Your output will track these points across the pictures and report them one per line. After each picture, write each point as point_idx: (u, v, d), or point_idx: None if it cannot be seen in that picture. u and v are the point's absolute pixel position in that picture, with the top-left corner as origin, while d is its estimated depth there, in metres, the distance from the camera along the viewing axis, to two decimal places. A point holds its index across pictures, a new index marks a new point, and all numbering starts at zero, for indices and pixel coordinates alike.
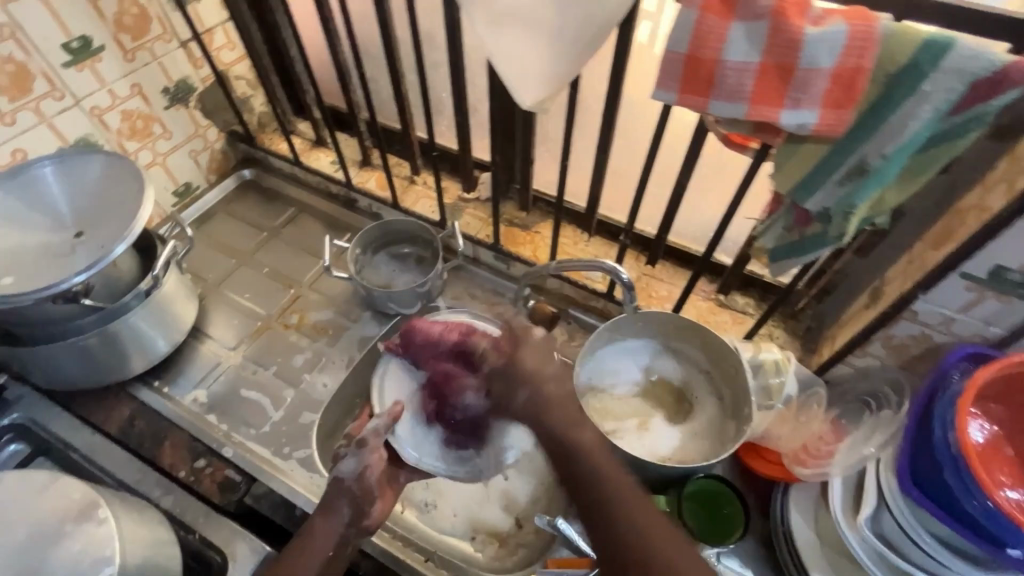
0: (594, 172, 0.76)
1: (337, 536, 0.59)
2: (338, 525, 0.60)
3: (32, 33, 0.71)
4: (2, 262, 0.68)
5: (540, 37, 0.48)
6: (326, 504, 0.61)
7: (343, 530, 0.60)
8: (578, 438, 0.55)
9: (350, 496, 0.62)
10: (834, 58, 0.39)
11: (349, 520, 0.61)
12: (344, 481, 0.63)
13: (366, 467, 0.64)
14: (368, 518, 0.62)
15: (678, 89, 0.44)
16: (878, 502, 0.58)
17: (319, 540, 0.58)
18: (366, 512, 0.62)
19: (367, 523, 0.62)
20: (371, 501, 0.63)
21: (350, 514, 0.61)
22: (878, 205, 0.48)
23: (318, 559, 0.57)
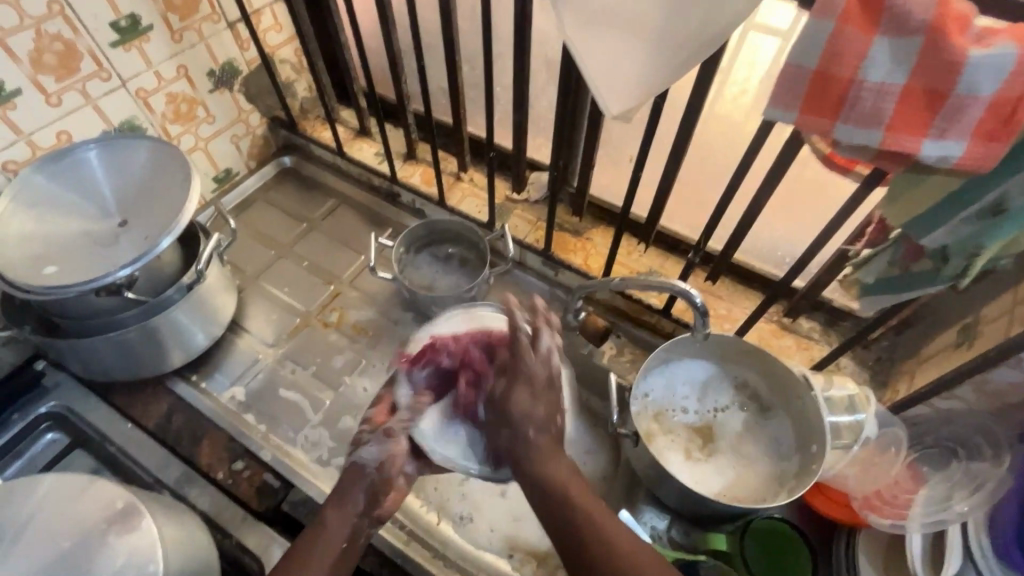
0: (662, 182, 0.71)
1: (349, 528, 0.57)
2: (353, 516, 0.58)
3: (80, 10, 0.68)
4: (45, 250, 0.66)
5: (638, 41, 0.44)
6: (340, 495, 0.59)
7: (356, 520, 0.58)
8: (551, 477, 0.54)
9: (365, 486, 0.60)
10: (995, 85, 0.34)
11: (362, 510, 0.59)
12: (362, 467, 0.60)
13: (387, 458, 0.61)
14: (379, 510, 0.61)
15: (798, 109, 0.39)
16: (964, 558, 0.53)
17: (332, 532, 0.56)
18: (378, 501, 0.60)
19: (377, 514, 0.61)
20: (386, 495, 0.61)
21: (364, 502, 0.59)
22: (1009, 247, 0.43)
23: (328, 551, 0.55)
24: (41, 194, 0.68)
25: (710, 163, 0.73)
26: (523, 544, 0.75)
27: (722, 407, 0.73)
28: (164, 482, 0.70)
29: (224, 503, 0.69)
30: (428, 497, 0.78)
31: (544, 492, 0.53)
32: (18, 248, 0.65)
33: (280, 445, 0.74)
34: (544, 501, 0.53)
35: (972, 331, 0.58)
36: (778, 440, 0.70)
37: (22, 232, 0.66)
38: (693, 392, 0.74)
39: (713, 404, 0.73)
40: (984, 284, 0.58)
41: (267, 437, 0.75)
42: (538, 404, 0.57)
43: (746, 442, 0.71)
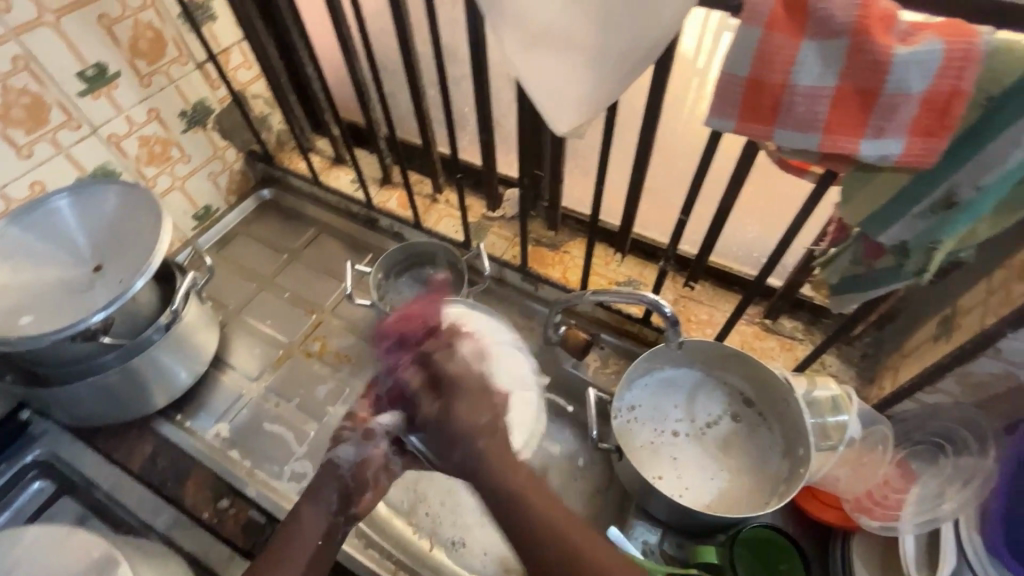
0: (630, 192, 0.71)
1: (324, 526, 0.57)
2: (325, 517, 0.57)
3: (46, 63, 0.69)
4: (21, 300, 0.66)
5: (578, 59, 0.44)
6: (314, 491, 0.58)
7: (330, 519, 0.57)
8: (513, 496, 0.51)
9: (340, 484, 0.58)
10: (925, 82, 0.34)
11: (337, 508, 0.58)
12: (337, 466, 0.59)
13: (363, 460, 0.59)
14: (355, 508, 0.58)
15: (736, 116, 0.39)
16: (957, 557, 0.52)
17: (308, 531, 0.56)
18: (352, 501, 0.58)
19: (354, 512, 0.58)
20: (361, 494, 0.59)
21: (337, 501, 0.58)
22: (966, 238, 0.43)
23: (306, 547, 0.56)
24: (16, 246, 0.69)
25: (677, 169, 0.73)
26: (518, 566, 0.73)
27: (715, 417, 0.71)
28: (150, 526, 0.70)
29: (209, 544, 0.68)
30: (419, 524, 0.76)
31: (519, 525, 0.50)
32: None
33: (266, 481, 0.74)
34: (510, 527, 0.50)
35: (951, 322, 0.57)
36: (763, 445, 0.69)
37: None
38: (682, 405, 0.72)
39: (704, 416, 0.71)
40: (957, 275, 0.58)
41: (252, 473, 0.75)
42: (482, 413, 0.55)
43: (741, 452, 0.69)
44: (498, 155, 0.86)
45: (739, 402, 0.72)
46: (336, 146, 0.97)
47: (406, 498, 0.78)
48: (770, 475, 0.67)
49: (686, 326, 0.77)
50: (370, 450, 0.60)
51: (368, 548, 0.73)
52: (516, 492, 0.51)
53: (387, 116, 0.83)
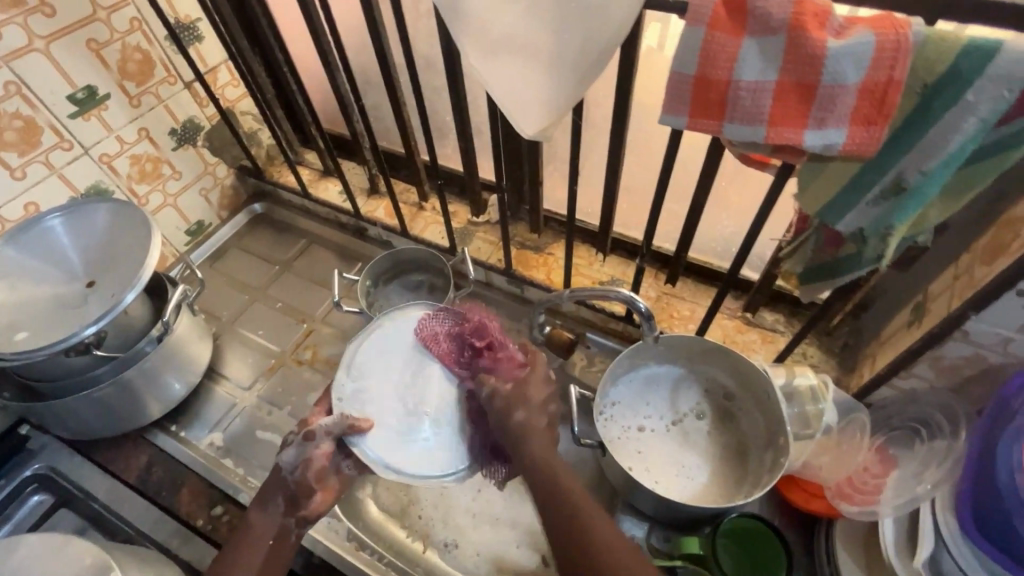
0: (606, 192, 0.72)
1: (275, 526, 0.60)
2: (275, 517, 0.60)
3: (37, 87, 0.71)
4: (16, 317, 0.68)
5: (538, 65, 0.46)
6: (263, 496, 0.61)
7: (281, 520, 0.60)
8: (556, 484, 0.55)
9: (284, 489, 0.61)
10: (860, 73, 0.35)
11: (285, 509, 0.61)
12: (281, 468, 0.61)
13: (304, 460, 0.60)
14: (305, 510, 0.61)
15: (687, 113, 0.41)
16: (936, 543, 0.53)
17: (259, 531, 0.59)
18: (301, 503, 0.61)
19: (304, 514, 0.61)
20: (308, 496, 0.60)
21: (284, 503, 0.61)
22: (917, 223, 0.44)
23: (260, 543, 0.59)
24: (11, 265, 0.71)
25: (653, 169, 0.75)
26: (509, 565, 0.73)
27: (685, 413, 0.72)
28: (147, 534, 0.71)
29: (204, 550, 0.70)
30: (411, 526, 0.77)
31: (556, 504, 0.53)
32: None
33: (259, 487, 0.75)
34: (546, 507, 0.54)
35: (922, 308, 0.58)
36: (745, 436, 0.70)
37: None
38: (658, 400, 0.73)
39: (678, 411, 0.73)
40: (925, 261, 0.59)
41: (246, 480, 0.76)
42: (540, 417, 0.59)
43: (713, 446, 0.70)
44: (480, 161, 0.88)
45: (721, 395, 0.73)
46: (324, 159, 1.00)
47: (398, 501, 0.79)
48: (753, 466, 0.67)
49: (669, 322, 0.78)
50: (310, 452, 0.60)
51: (360, 550, 0.73)
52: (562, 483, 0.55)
53: (370, 127, 0.85)
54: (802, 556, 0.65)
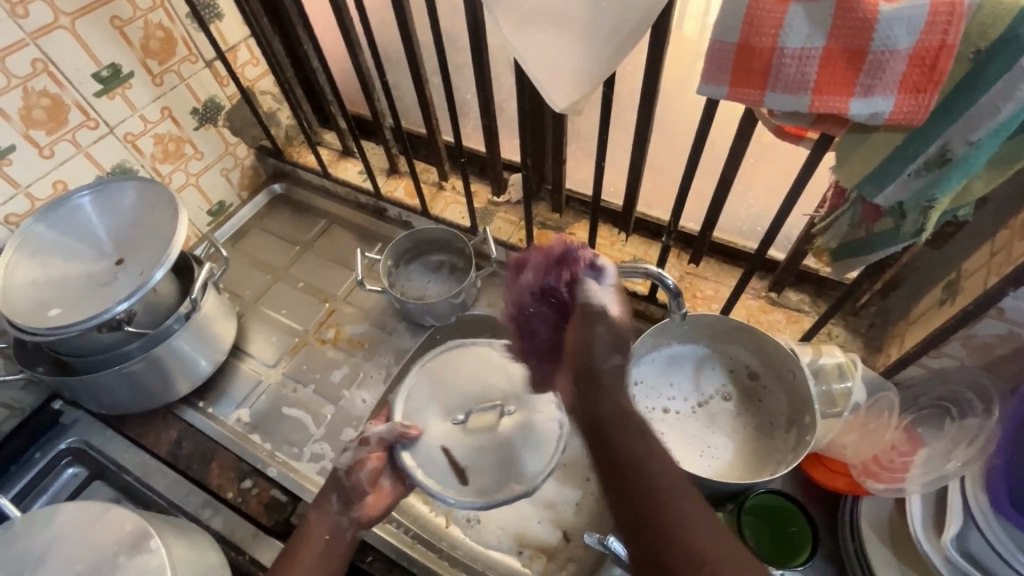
0: (631, 170, 0.72)
1: (331, 523, 0.61)
2: (331, 518, 0.62)
3: (63, 65, 0.72)
4: (49, 294, 0.70)
5: (573, 37, 0.45)
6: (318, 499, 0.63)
7: (335, 519, 0.62)
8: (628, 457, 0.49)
9: (337, 488, 0.64)
10: (912, 38, 0.34)
11: (339, 510, 0.62)
12: (335, 476, 0.64)
13: (357, 463, 0.65)
14: (357, 511, 0.63)
15: (728, 82, 0.40)
16: (965, 520, 0.53)
17: (314, 531, 0.60)
18: (354, 504, 0.63)
19: (357, 514, 0.63)
20: (361, 497, 0.64)
21: (339, 503, 0.63)
22: (961, 195, 0.43)
23: (314, 544, 0.60)
24: (43, 242, 0.72)
25: (678, 146, 0.74)
26: (532, 540, 0.74)
27: (710, 395, 0.72)
28: (179, 505, 0.73)
29: (235, 522, 0.71)
30: (435, 502, 0.78)
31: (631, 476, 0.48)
32: (25, 294, 0.69)
33: (286, 461, 0.77)
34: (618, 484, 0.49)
35: (956, 286, 0.57)
36: (769, 415, 0.70)
37: (29, 278, 0.70)
38: (687, 379, 0.73)
39: (702, 392, 0.72)
40: (960, 238, 0.58)
41: (273, 455, 0.78)
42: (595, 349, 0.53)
43: (739, 428, 0.70)
44: (502, 140, 0.87)
45: (744, 373, 0.73)
46: (344, 139, 0.99)
47: None
48: (776, 443, 0.68)
49: (692, 301, 0.78)
50: (365, 455, 0.66)
51: (386, 523, 0.75)
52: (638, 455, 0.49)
53: (391, 105, 0.85)
54: (825, 534, 0.65)
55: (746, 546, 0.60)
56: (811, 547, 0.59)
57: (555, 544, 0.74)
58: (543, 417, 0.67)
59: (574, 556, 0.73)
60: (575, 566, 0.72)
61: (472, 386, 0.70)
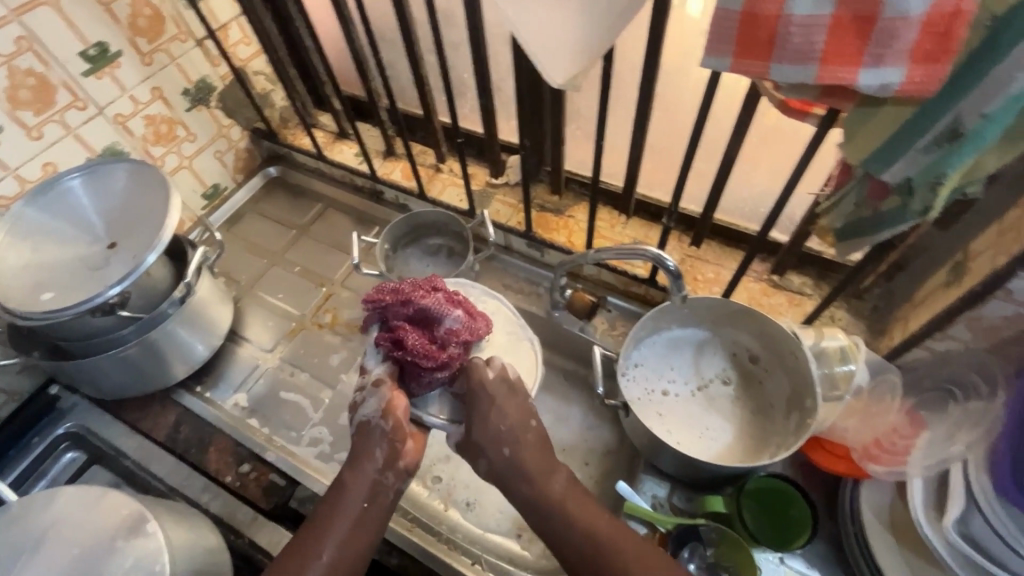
0: (631, 150, 0.70)
1: (368, 488, 0.57)
2: (370, 475, 0.58)
3: (49, 44, 0.70)
4: (40, 278, 0.69)
5: (569, 9, 0.43)
6: (355, 455, 0.59)
7: (377, 476, 0.58)
8: (556, 503, 0.55)
9: (381, 437, 0.59)
10: (925, 3, 0.33)
11: (383, 464, 0.58)
12: (371, 424, 0.59)
13: (387, 406, 0.59)
14: (403, 461, 0.59)
15: (732, 53, 0.38)
16: (967, 502, 0.52)
17: (353, 493, 0.57)
18: (399, 454, 0.59)
19: (403, 466, 0.59)
20: (404, 442, 0.59)
21: (384, 455, 0.58)
22: (973, 171, 0.42)
23: (352, 508, 0.56)
24: (34, 226, 0.71)
25: (679, 126, 0.72)
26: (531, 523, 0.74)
27: (711, 379, 0.72)
28: (177, 489, 0.73)
29: (234, 505, 0.71)
30: (434, 486, 0.78)
31: (560, 521, 0.54)
32: (15, 278, 0.68)
33: (284, 446, 0.77)
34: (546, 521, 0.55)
35: (962, 267, 0.56)
36: (768, 398, 0.69)
37: (19, 262, 0.69)
38: (686, 363, 0.73)
39: (703, 377, 0.72)
40: (968, 218, 0.56)
41: (271, 439, 0.78)
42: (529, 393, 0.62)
43: (741, 412, 0.69)
44: (499, 121, 0.85)
45: (744, 356, 0.72)
46: (339, 120, 0.97)
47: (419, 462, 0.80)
48: (775, 426, 0.67)
49: (693, 284, 0.76)
50: (388, 394, 0.60)
51: None
52: (555, 496, 0.56)
53: (386, 85, 0.83)
54: (826, 516, 0.65)
55: (744, 529, 0.59)
56: (809, 532, 0.58)
57: None
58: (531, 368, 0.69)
59: None
60: None
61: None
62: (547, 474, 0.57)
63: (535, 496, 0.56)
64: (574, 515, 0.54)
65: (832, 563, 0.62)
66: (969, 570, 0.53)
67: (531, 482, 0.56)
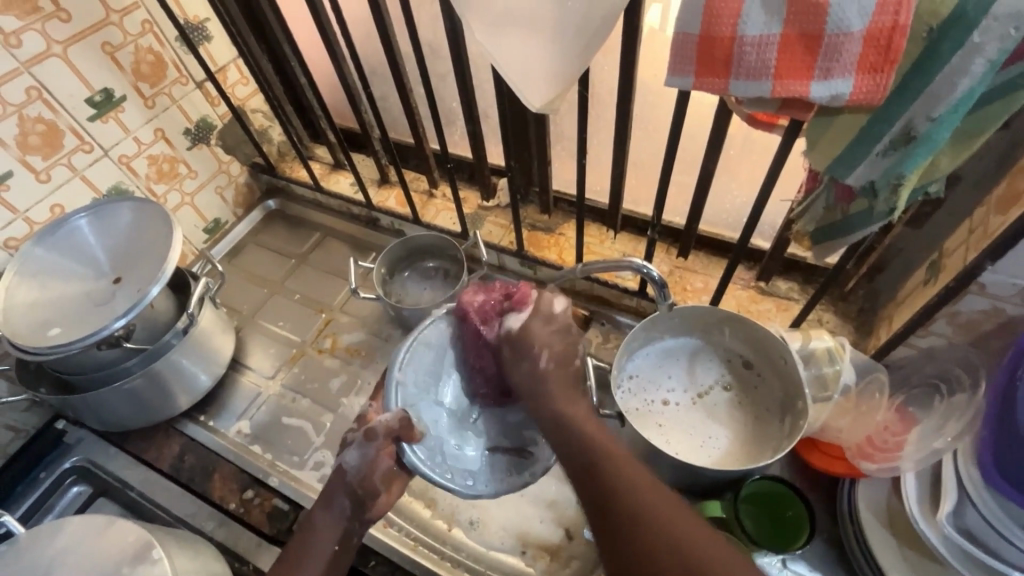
0: (614, 167, 0.73)
1: (337, 529, 0.58)
2: (338, 520, 0.58)
3: (56, 91, 0.74)
4: (48, 314, 0.71)
5: (541, 39, 0.47)
6: (327, 497, 0.59)
7: (346, 524, 0.58)
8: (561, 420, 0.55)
9: (350, 490, 0.59)
10: (864, 20, 0.35)
11: (350, 513, 0.59)
12: (347, 472, 0.59)
13: (368, 463, 0.58)
14: (370, 512, 0.59)
15: (693, 72, 0.41)
16: (960, 494, 0.53)
17: (320, 532, 0.58)
18: (367, 507, 0.59)
19: (370, 516, 0.59)
20: (374, 498, 0.59)
21: (350, 507, 0.59)
22: (928, 172, 0.44)
23: (322, 554, 0.56)
24: (40, 265, 0.74)
25: (659, 142, 0.75)
26: (534, 539, 0.74)
27: (710, 386, 0.72)
28: (182, 518, 0.74)
29: (238, 533, 0.72)
30: (437, 506, 0.78)
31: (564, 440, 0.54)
32: (25, 316, 0.70)
33: (287, 470, 0.78)
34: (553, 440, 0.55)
35: (938, 265, 0.58)
36: (764, 403, 0.70)
37: (27, 301, 0.71)
38: (679, 374, 0.73)
39: (701, 385, 0.72)
40: (938, 218, 0.59)
41: (274, 465, 0.79)
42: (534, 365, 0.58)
43: (739, 417, 0.70)
44: (488, 145, 0.89)
45: (736, 362, 0.73)
46: (334, 152, 1.00)
47: (422, 483, 0.80)
48: (773, 433, 0.68)
49: (682, 294, 0.78)
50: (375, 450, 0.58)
51: (387, 527, 0.75)
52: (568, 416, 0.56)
53: (378, 116, 0.86)
54: (824, 518, 0.65)
55: (743, 533, 0.60)
56: (806, 533, 0.59)
57: (558, 543, 0.74)
58: None
59: (577, 554, 0.73)
60: (578, 563, 0.72)
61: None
62: (570, 402, 0.57)
63: (579, 449, 0.53)
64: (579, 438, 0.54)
65: (835, 565, 0.62)
66: (969, 564, 0.53)
67: (622, 467, 0.52)
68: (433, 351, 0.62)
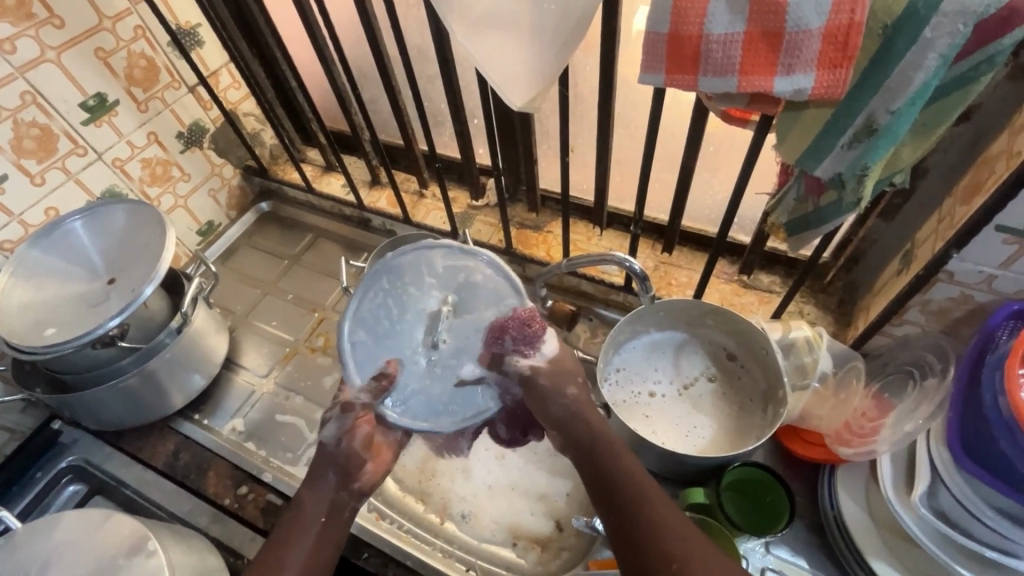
0: (598, 165, 0.74)
1: (328, 503, 0.59)
2: (327, 494, 0.60)
3: (51, 97, 0.75)
4: (42, 315, 0.72)
5: (519, 41, 0.48)
6: (311, 478, 0.61)
7: (333, 495, 0.60)
8: (596, 443, 0.58)
9: (335, 463, 0.62)
10: (822, 18, 0.37)
11: (337, 486, 0.61)
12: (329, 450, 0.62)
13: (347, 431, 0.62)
14: (358, 483, 0.62)
15: (664, 70, 0.43)
16: (933, 478, 0.55)
17: (309, 510, 0.58)
18: (353, 476, 0.62)
19: (358, 487, 0.62)
20: (360, 466, 0.62)
21: (337, 479, 0.61)
22: (892, 162, 0.46)
23: (311, 525, 0.57)
24: (35, 266, 0.75)
25: (642, 141, 0.77)
26: (525, 530, 0.76)
27: (695, 377, 0.74)
28: (178, 516, 0.76)
29: (233, 529, 0.74)
30: (429, 500, 0.79)
31: (600, 463, 0.56)
32: (20, 317, 0.71)
33: (281, 467, 0.79)
34: (589, 460, 0.57)
35: (911, 255, 0.59)
36: (747, 393, 0.72)
37: (22, 302, 0.72)
38: (664, 367, 0.75)
39: (686, 376, 0.74)
40: (909, 209, 0.61)
41: (268, 461, 0.80)
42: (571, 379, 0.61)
43: (723, 408, 0.72)
44: (476, 145, 0.90)
45: (720, 354, 0.75)
46: (325, 154, 1.02)
47: (415, 479, 0.81)
48: (756, 422, 0.69)
49: (667, 289, 0.80)
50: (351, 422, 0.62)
51: (380, 520, 0.76)
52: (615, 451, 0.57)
53: (368, 118, 0.88)
54: (806, 505, 0.67)
55: (727, 519, 0.61)
56: (786, 517, 0.61)
57: (549, 534, 0.75)
58: (479, 276, 0.62)
59: (568, 545, 0.74)
60: (568, 554, 0.73)
61: (408, 319, 0.60)
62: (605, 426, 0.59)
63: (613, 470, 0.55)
64: (620, 464, 0.55)
65: (816, 549, 0.64)
66: (943, 543, 0.55)
67: (624, 467, 0.55)
68: (390, 291, 0.61)
